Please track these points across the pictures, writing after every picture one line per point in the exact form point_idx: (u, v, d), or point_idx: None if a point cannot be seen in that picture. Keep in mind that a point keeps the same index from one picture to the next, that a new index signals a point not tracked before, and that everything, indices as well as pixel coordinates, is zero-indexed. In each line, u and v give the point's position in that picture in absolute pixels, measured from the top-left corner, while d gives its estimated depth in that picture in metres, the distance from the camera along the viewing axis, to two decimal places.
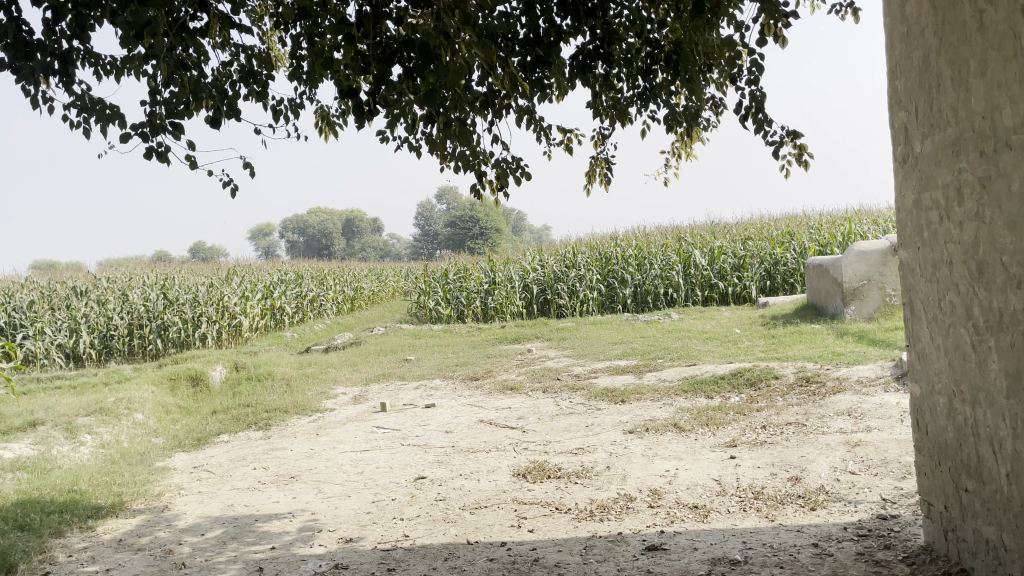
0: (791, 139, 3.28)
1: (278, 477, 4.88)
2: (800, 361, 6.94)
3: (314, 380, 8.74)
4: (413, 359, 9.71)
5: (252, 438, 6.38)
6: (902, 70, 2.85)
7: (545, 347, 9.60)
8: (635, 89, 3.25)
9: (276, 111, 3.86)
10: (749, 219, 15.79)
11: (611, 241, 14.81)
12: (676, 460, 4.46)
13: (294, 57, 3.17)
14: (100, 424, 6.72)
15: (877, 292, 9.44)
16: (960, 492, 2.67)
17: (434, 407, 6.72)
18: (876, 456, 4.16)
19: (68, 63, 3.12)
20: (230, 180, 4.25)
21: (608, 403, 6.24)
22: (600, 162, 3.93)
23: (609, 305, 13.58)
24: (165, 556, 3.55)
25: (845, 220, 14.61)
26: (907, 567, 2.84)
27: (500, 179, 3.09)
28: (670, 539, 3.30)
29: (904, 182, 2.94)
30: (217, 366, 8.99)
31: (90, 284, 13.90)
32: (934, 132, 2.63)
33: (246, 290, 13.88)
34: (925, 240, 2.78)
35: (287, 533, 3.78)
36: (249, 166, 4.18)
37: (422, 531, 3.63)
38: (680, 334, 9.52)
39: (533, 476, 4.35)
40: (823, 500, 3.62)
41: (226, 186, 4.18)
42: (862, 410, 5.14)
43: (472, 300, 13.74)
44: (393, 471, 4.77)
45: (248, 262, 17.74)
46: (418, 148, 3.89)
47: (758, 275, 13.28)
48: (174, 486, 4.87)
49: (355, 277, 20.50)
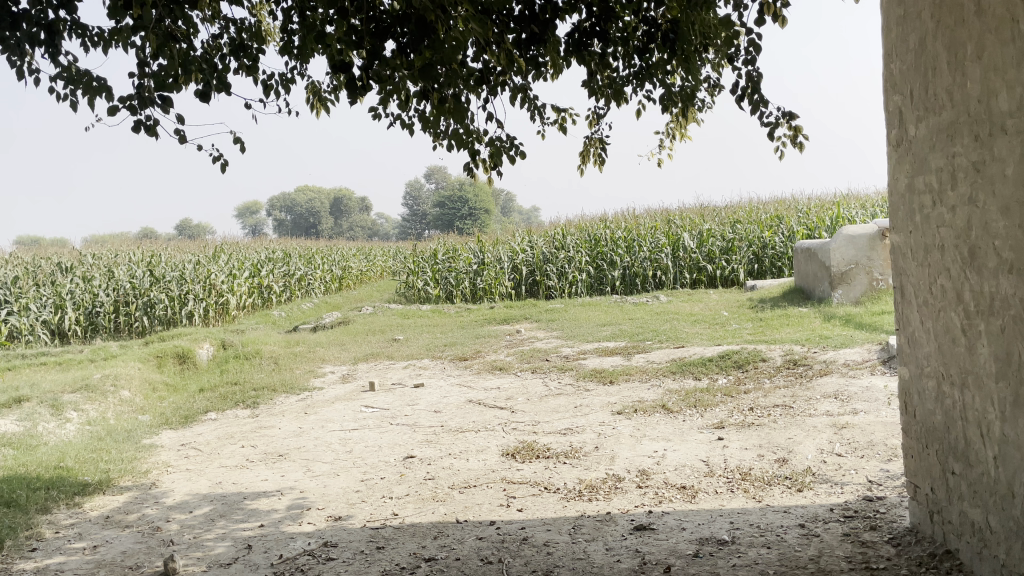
0: (788, 120, 3.27)
1: (267, 456, 4.87)
2: (788, 343, 6.98)
3: (302, 359, 8.73)
4: (401, 339, 9.69)
5: (240, 416, 6.37)
6: (898, 53, 2.84)
7: (533, 328, 9.62)
8: (632, 68, 3.22)
9: (265, 85, 3.80)
10: (738, 203, 15.79)
11: (601, 223, 14.79)
12: (664, 441, 4.48)
13: (285, 31, 3.11)
14: (86, 400, 6.70)
15: (864, 277, 9.49)
16: (947, 474, 2.69)
17: (422, 387, 6.71)
18: (862, 438, 4.19)
19: (54, 34, 3.06)
20: (220, 154, 4.15)
21: (596, 384, 6.26)
22: (595, 141, 3.89)
23: (597, 288, 13.60)
24: (153, 533, 3.54)
25: (833, 204, 14.64)
26: (893, 548, 2.87)
27: (495, 157, 3.06)
28: (659, 519, 3.32)
29: (897, 166, 2.95)
30: (205, 344, 8.95)
31: (74, 260, 13.77)
32: (929, 116, 2.63)
33: (233, 268, 13.80)
34: (917, 224, 2.78)
35: (275, 510, 3.78)
36: (240, 142, 4.10)
37: (411, 510, 3.63)
38: (667, 316, 9.57)
39: (522, 456, 4.36)
40: (809, 482, 3.65)
41: (217, 161, 4.09)
42: (848, 393, 5.18)
43: (461, 281, 13.72)
44: (381, 451, 4.77)
45: (234, 240, 17.64)
46: (411, 126, 3.83)
47: (746, 258, 13.32)
48: (161, 464, 4.85)
49: (343, 256, 20.39)
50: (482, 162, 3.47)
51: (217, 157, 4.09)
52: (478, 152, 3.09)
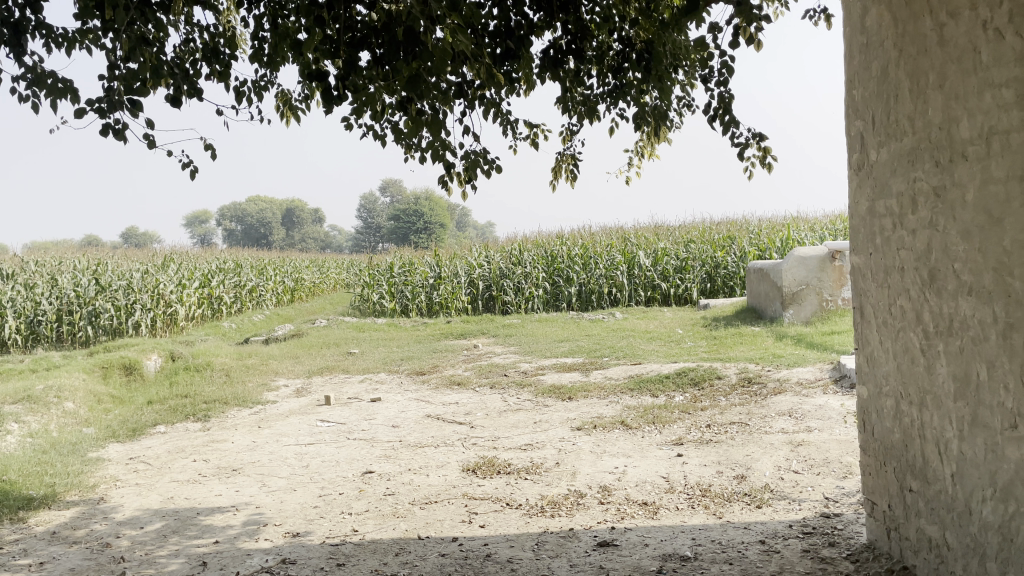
0: (758, 141, 3.32)
1: (220, 470, 4.77)
2: (743, 361, 7.09)
3: (255, 372, 8.57)
4: (356, 352, 9.58)
5: (190, 430, 6.22)
6: (861, 80, 2.92)
7: (491, 343, 9.61)
8: (606, 86, 3.25)
9: (236, 92, 3.72)
10: (692, 223, 16.03)
11: (557, 239, 14.87)
12: (624, 457, 4.50)
13: (257, 38, 3.06)
14: (28, 412, 6.48)
15: (815, 297, 9.70)
16: (904, 491, 2.75)
17: (380, 401, 6.65)
18: (818, 456, 4.26)
19: (20, 33, 2.97)
20: (189, 161, 4.07)
21: (555, 400, 6.27)
22: (568, 157, 3.90)
23: (553, 303, 13.67)
24: (102, 550, 3.43)
25: (784, 226, 14.97)
26: (852, 564, 2.92)
27: (469, 170, 3.06)
28: (622, 535, 3.33)
29: (858, 189, 3.02)
30: (152, 355, 8.72)
31: (16, 266, 13.35)
32: (890, 142, 2.70)
33: (183, 278, 13.51)
34: (878, 246, 2.86)
35: (230, 526, 3.69)
36: (210, 149, 4.02)
37: (371, 526, 3.58)
38: (624, 333, 9.66)
39: (483, 471, 4.33)
40: (768, 498, 3.70)
41: (186, 168, 4.02)
42: (803, 411, 5.28)
43: (417, 294, 13.66)
44: (339, 466, 4.70)
45: (184, 250, 17.32)
46: (383, 138, 3.80)
47: (699, 277, 13.53)
48: (109, 478, 4.70)
49: (295, 268, 20.13)
50: (456, 175, 3.46)
51: (186, 164, 4.03)
52: (452, 164, 3.08)
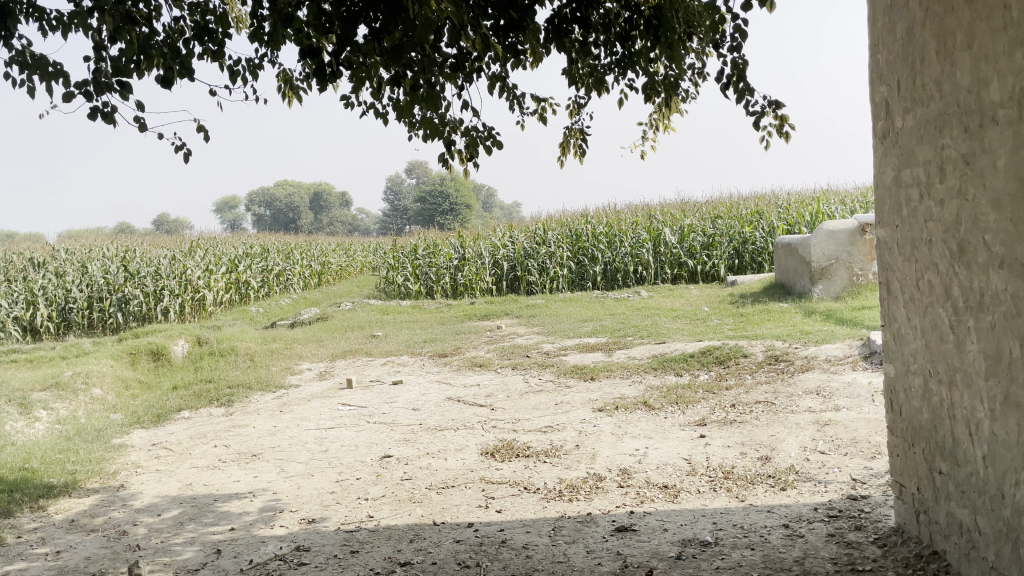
0: (774, 109, 3.18)
1: (239, 456, 4.76)
2: (770, 339, 6.94)
3: (279, 356, 8.59)
4: (380, 335, 9.56)
5: (214, 415, 6.24)
6: (885, 42, 2.77)
7: (514, 324, 9.53)
8: (613, 56, 3.13)
9: (233, 72, 3.66)
10: (719, 199, 15.78)
11: (582, 218, 14.72)
12: (646, 439, 4.41)
13: (255, 18, 3.00)
14: (56, 399, 6.54)
15: (845, 272, 9.48)
16: (933, 473, 2.64)
17: (401, 384, 6.62)
18: (845, 436, 4.14)
19: (7, 17, 2.92)
20: (182, 144, 4.02)
21: (577, 381, 6.19)
22: (576, 132, 3.79)
23: (579, 283, 13.55)
24: (119, 538, 3.42)
25: (813, 199, 14.65)
26: (879, 549, 2.81)
27: (470, 148, 2.97)
28: (640, 520, 3.25)
29: (884, 158, 2.88)
30: (179, 340, 8.76)
31: (48, 255, 13.51)
32: (916, 107, 2.56)
33: (210, 264, 13.60)
34: (904, 218, 2.72)
35: (247, 513, 3.67)
36: (203, 130, 3.96)
37: (387, 512, 3.54)
38: (649, 312, 9.53)
39: (502, 454, 4.27)
40: (793, 480, 3.60)
41: (179, 151, 3.96)
42: (831, 389, 5.14)
43: (442, 276, 13.61)
44: (358, 450, 4.67)
45: (212, 236, 17.45)
46: (385, 118, 3.73)
47: (727, 254, 13.32)
48: (130, 465, 4.71)
49: (322, 252, 20.16)
50: (457, 153, 3.37)
51: (180, 147, 3.96)
52: (453, 143, 3.00)
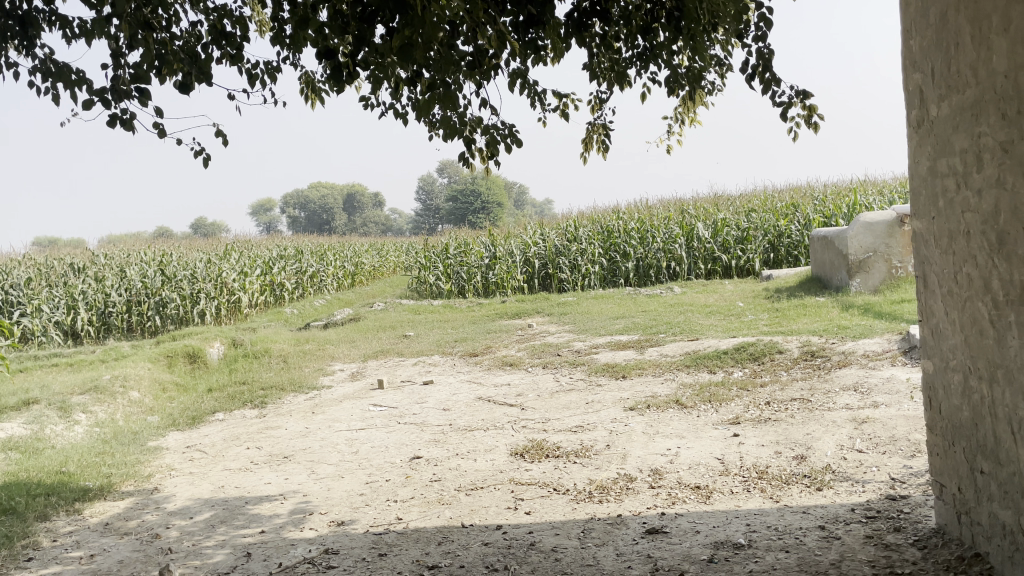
0: (801, 99, 3.11)
1: (272, 457, 4.78)
2: (806, 334, 6.82)
3: (312, 357, 8.65)
4: (412, 335, 9.58)
5: (247, 417, 6.29)
6: (918, 28, 2.68)
7: (545, 322, 9.49)
8: (635, 49, 3.07)
9: (254, 75, 3.67)
10: (753, 192, 15.56)
11: (613, 214, 14.61)
12: (677, 438, 4.34)
13: (275, 21, 3.00)
14: (95, 402, 6.65)
15: (883, 265, 9.29)
16: (975, 473, 2.55)
17: (432, 385, 6.62)
18: (884, 434, 4.03)
19: (28, 26, 2.96)
20: (202, 149, 4.06)
21: (608, 379, 6.13)
22: (598, 128, 3.74)
23: (611, 280, 13.47)
24: (151, 541, 3.45)
25: (849, 191, 14.39)
26: (919, 551, 2.72)
27: (490, 146, 2.93)
28: (671, 522, 3.19)
29: (918, 148, 2.79)
30: (215, 342, 8.84)
31: (88, 260, 13.75)
32: (951, 95, 2.47)
33: (245, 266, 13.76)
34: (940, 209, 2.63)
35: (277, 515, 3.68)
36: (222, 134, 3.98)
37: (416, 514, 3.52)
38: (682, 308, 9.44)
39: (531, 455, 4.24)
40: (829, 480, 3.51)
41: (199, 156, 4.00)
42: (869, 385, 5.02)
43: (473, 275, 13.61)
44: (388, 451, 4.67)
45: (247, 239, 17.66)
46: (405, 116, 3.71)
47: (761, 248, 13.12)
48: (165, 467, 4.76)
49: (355, 253, 20.27)
50: (477, 152, 3.34)
51: (199, 151, 3.99)
52: (472, 141, 2.98)
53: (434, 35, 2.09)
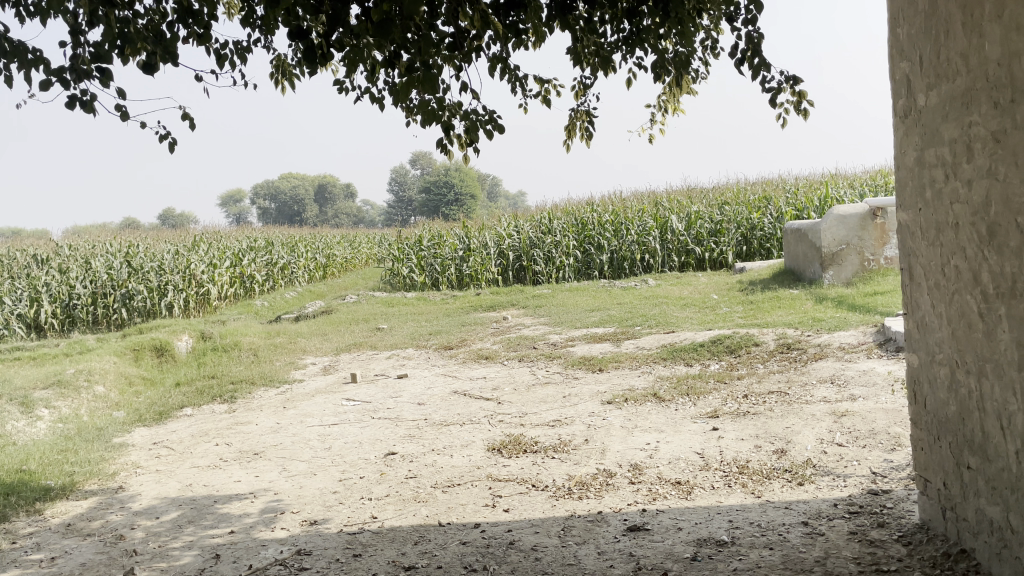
0: (792, 85, 3.05)
1: (241, 454, 4.66)
2: (781, 326, 6.81)
3: (283, 350, 8.50)
4: (385, 328, 9.45)
5: (217, 412, 6.14)
6: (905, 16, 2.63)
7: (520, 314, 9.42)
8: (620, 33, 2.99)
9: (221, 57, 3.53)
10: (726, 185, 15.58)
11: (587, 206, 14.57)
12: (657, 433, 4.28)
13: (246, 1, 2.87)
14: (58, 397, 6.45)
15: (855, 257, 9.33)
16: (961, 469, 2.51)
17: (406, 378, 6.51)
18: (864, 427, 4.01)
19: None
20: (166, 133, 3.88)
21: (585, 372, 6.07)
22: (582, 114, 3.65)
23: (585, 272, 13.41)
24: (115, 543, 3.32)
25: (821, 184, 14.45)
26: (904, 547, 2.69)
27: (469, 133, 2.85)
28: (653, 518, 3.13)
29: (905, 138, 2.75)
30: (183, 336, 8.64)
31: (51, 251, 13.40)
32: (941, 84, 2.42)
33: (214, 258, 13.51)
34: (928, 200, 2.59)
35: (248, 515, 3.57)
36: (189, 117, 3.82)
37: (391, 513, 3.43)
38: (657, 300, 9.41)
39: (509, 450, 4.16)
40: (810, 475, 3.47)
41: (164, 140, 3.84)
42: (845, 378, 5.02)
43: (446, 267, 13.50)
44: (361, 447, 4.56)
45: (216, 230, 17.37)
46: (381, 103, 3.60)
47: (734, 240, 13.14)
48: (130, 465, 4.61)
49: (327, 244, 20.00)
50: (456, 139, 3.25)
51: (164, 134, 3.82)
52: (452, 127, 2.89)
53: (417, 13, 2.01)
